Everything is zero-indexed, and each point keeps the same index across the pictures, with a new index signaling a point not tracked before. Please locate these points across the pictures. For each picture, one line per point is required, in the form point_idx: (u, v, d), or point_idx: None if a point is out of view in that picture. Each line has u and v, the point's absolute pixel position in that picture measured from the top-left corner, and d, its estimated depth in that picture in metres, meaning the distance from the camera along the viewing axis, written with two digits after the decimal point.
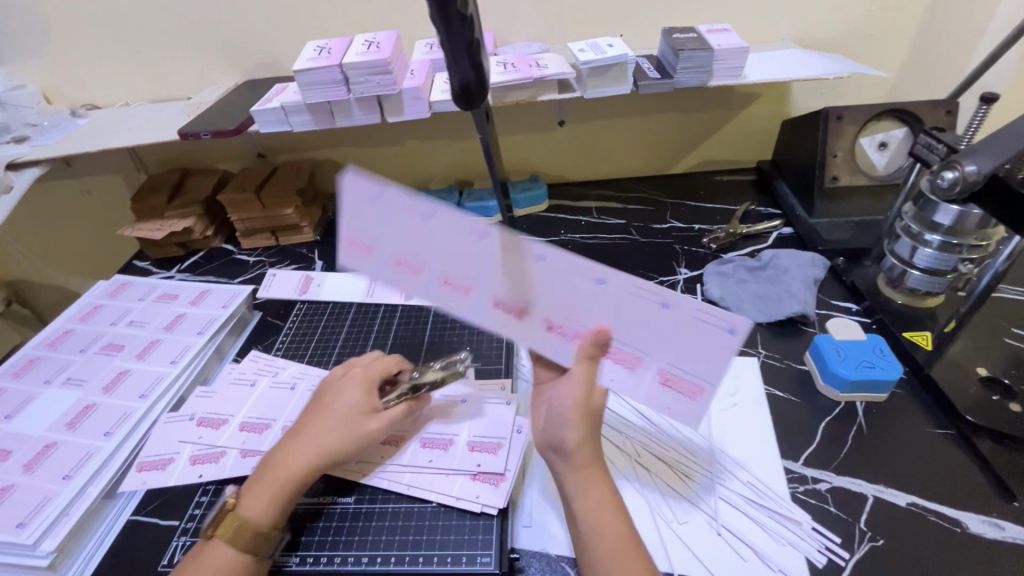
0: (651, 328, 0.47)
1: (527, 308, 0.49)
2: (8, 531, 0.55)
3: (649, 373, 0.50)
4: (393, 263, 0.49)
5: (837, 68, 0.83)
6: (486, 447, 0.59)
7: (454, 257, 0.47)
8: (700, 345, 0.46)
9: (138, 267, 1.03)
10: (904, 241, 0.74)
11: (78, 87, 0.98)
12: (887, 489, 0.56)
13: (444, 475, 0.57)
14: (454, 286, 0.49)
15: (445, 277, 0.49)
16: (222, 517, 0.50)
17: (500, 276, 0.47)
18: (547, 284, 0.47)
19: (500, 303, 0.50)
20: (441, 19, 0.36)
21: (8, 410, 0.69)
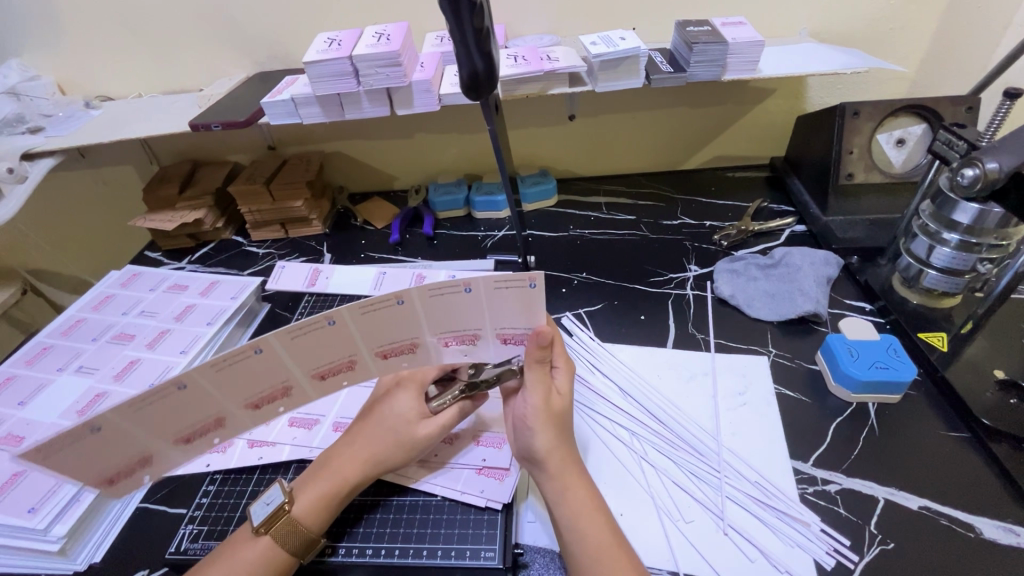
0: (493, 307, 0.49)
1: (477, 334, 0.53)
2: (19, 516, 0.55)
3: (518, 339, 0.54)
4: (319, 376, 0.54)
5: (856, 63, 0.82)
6: (491, 442, 0.59)
7: (370, 336, 0.51)
8: (522, 303, 0.49)
9: (149, 257, 1.04)
10: (921, 240, 0.72)
11: (93, 79, 0.99)
12: (899, 492, 0.55)
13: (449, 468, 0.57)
14: (396, 352, 0.53)
15: (381, 350, 0.53)
16: (276, 514, 0.49)
17: (427, 324, 0.51)
18: (479, 309, 0.49)
19: (450, 340, 0.53)
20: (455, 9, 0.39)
21: (21, 397, 0.70)
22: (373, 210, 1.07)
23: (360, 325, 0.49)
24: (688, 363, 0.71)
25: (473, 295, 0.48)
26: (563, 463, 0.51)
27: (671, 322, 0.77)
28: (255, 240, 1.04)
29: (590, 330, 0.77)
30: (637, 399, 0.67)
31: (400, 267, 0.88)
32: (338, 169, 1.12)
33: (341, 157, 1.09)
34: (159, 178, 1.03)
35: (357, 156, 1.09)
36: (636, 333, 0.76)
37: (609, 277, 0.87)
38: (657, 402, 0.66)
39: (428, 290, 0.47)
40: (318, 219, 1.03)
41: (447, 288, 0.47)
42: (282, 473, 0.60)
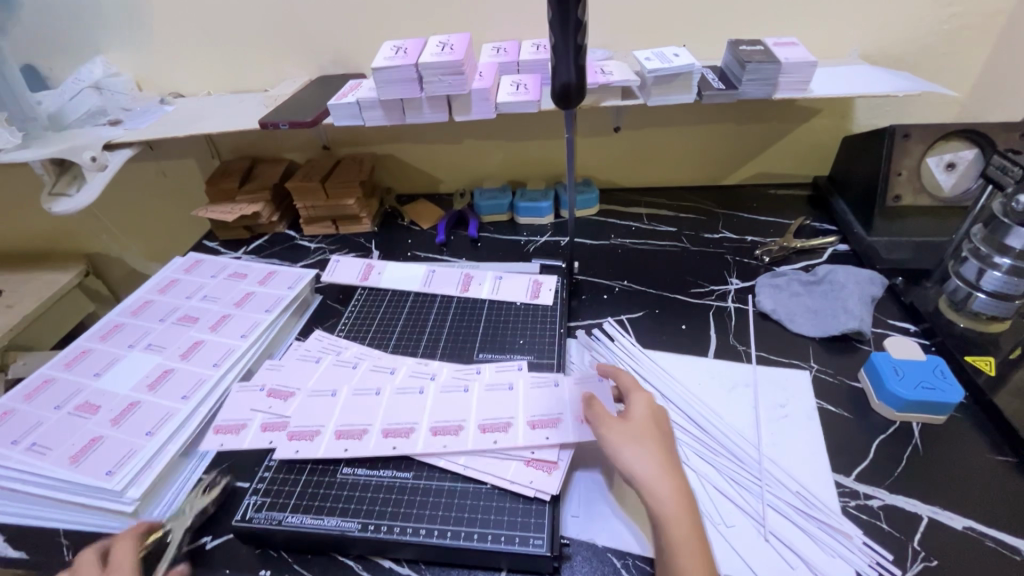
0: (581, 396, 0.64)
1: (560, 420, 0.61)
2: (99, 476, 0.60)
3: (570, 425, 0.60)
4: (431, 433, 0.61)
5: (908, 86, 0.82)
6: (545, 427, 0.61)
7: (465, 408, 0.64)
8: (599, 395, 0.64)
9: (207, 246, 1.10)
10: (970, 263, 0.73)
11: (168, 77, 1.06)
12: (943, 511, 0.56)
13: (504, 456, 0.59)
14: (494, 426, 0.61)
15: (482, 426, 0.62)
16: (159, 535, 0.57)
17: (517, 407, 0.63)
18: (517, 403, 0.64)
19: (536, 422, 0.61)
20: (560, 28, 0.51)
21: (96, 369, 0.75)
22: (420, 211, 1.11)
23: (478, 402, 0.65)
24: (730, 373, 0.72)
25: (556, 387, 0.65)
26: (664, 482, 0.51)
27: (713, 332, 0.79)
28: (307, 234, 1.09)
29: (632, 336, 0.79)
30: (679, 404, 0.68)
31: (447, 266, 0.91)
32: (388, 170, 1.16)
33: (392, 160, 1.14)
34: (221, 172, 1.09)
35: (407, 159, 1.13)
36: (677, 341, 0.78)
37: (650, 286, 0.88)
38: (698, 408, 0.67)
39: (532, 378, 0.67)
40: (368, 217, 1.07)
41: (499, 386, 0.67)
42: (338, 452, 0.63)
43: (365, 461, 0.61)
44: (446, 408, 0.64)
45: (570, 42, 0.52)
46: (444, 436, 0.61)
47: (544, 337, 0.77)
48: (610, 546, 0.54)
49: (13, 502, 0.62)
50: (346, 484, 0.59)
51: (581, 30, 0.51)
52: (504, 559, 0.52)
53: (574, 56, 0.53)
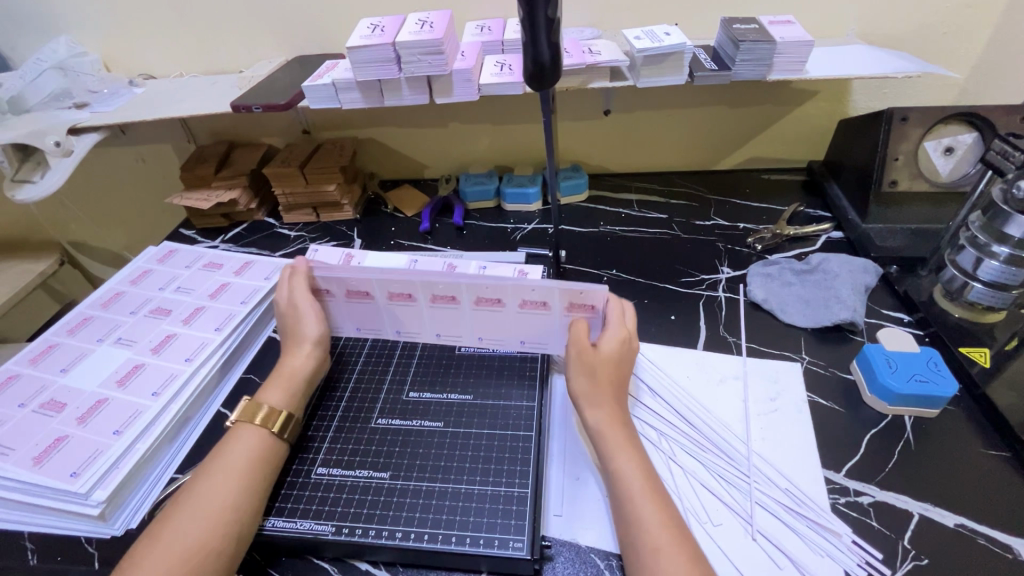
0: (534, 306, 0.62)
1: (500, 300, 0.62)
2: (62, 479, 0.58)
3: (512, 306, 0.62)
4: (429, 302, 0.64)
5: (908, 67, 0.79)
6: (581, 309, 0.60)
7: (443, 307, 0.65)
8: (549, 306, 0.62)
9: (183, 235, 1.06)
10: (968, 252, 0.71)
11: (138, 58, 1.01)
12: (935, 508, 0.54)
13: (540, 324, 0.64)
14: (441, 299, 0.63)
15: (433, 296, 0.63)
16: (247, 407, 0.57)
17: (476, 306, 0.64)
18: (465, 315, 0.65)
19: (480, 301, 0.62)
20: (527, 9, 0.48)
21: (63, 365, 0.72)
22: (404, 197, 1.07)
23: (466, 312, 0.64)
24: (720, 365, 0.70)
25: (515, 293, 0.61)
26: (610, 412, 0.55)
27: (703, 323, 0.77)
28: (286, 222, 1.05)
29: None
30: (668, 400, 0.66)
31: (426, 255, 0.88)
32: (370, 155, 1.12)
33: (374, 144, 1.10)
34: (197, 158, 1.05)
35: (390, 143, 1.09)
36: (665, 333, 0.76)
37: (640, 275, 0.86)
38: (686, 403, 0.65)
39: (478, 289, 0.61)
40: (349, 205, 1.04)
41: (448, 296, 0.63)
42: (320, 440, 0.60)
43: (340, 460, 0.58)
44: (438, 319, 0.66)
45: (539, 17, 0.49)
46: (437, 306, 0.64)
47: None
48: (595, 547, 0.52)
49: None
50: (321, 486, 0.56)
51: (554, 5, 0.48)
52: (483, 562, 0.50)
53: (542, 36, 0.50)
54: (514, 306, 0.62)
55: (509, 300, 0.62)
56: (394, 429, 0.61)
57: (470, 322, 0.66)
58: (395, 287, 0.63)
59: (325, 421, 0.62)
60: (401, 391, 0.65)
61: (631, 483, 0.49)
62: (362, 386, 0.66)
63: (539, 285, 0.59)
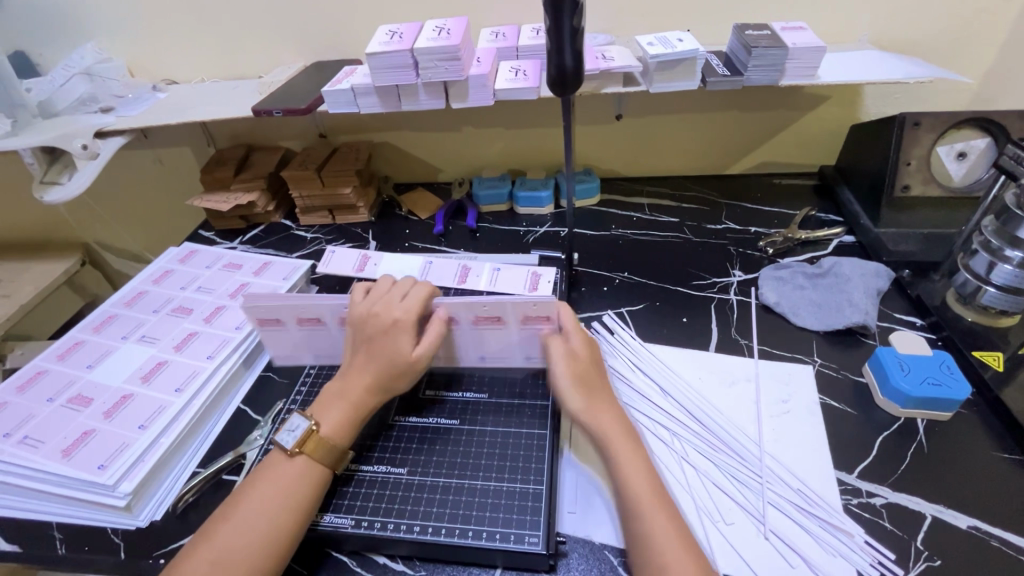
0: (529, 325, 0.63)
1: (501, 317, 0.62)
2: (91, 470, 0.59)
3: (572, 320, 0.62)
4: (477, 322, 0.63)
5: (920, 72, 0.80)
6: (537, 319, 0.62)
7: (497, 331, 0.64)
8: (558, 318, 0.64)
9: (203, 236, 1.08)
10: (981, 256, 0.72)
11: (161, 64, 1.04)
12: (948, 510, 0.55)
13: (501, 342, 0.65)
14: (487, 318, 0.63)
15: (478, 317, 0.63)
16: (307, 436, 0.55)
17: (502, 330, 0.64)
18: (509, 335, 0.65)
19: (530, 319, 0.62)
20: (554, 17, 0.50)
21: (90, 361, 0.74)
22: (418, 200, 1.09)
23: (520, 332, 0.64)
24: (731, 367, 0.71)
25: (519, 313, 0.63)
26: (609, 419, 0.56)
27: (715, 325, 0.77)
28: (303, 225, 1.07)
29: (632, 329, 0.77)
30: (680, 400, 0.67)
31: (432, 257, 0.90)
32: (385, 159, 1.14)
33: (389, 148, 1.12)
34: (217, 161, 1.08)
35: (405, 147, 1.11)
36: (676, 335, 0.76)
37: (652, 278, 0.87)
38: (698, 403, 0.66)
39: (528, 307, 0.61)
40: (364, 207, 1.06)
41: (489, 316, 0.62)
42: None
43: (358, 455, 0.60)
44: (483, 341, 0.66)
45: (564, 25, 0.50)
46: (489, 326, 0.63)
47: None
48: (607, 543, 0.53)
49: (6, 496, 0.62)
50: (340, 479, 0.58)
51: (578, 13, 0.50)
52: (498, 557, 0.51)
53: (566, 44, 0.52)
54: (516, 322, 0.62)
55: (510, 317, 0.62)
56: (410, 426, 0.62)
57: (519, 341, 0.65)
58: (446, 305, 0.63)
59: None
60: (417, 388, 0.67)
61: (638, 492, 0.50)
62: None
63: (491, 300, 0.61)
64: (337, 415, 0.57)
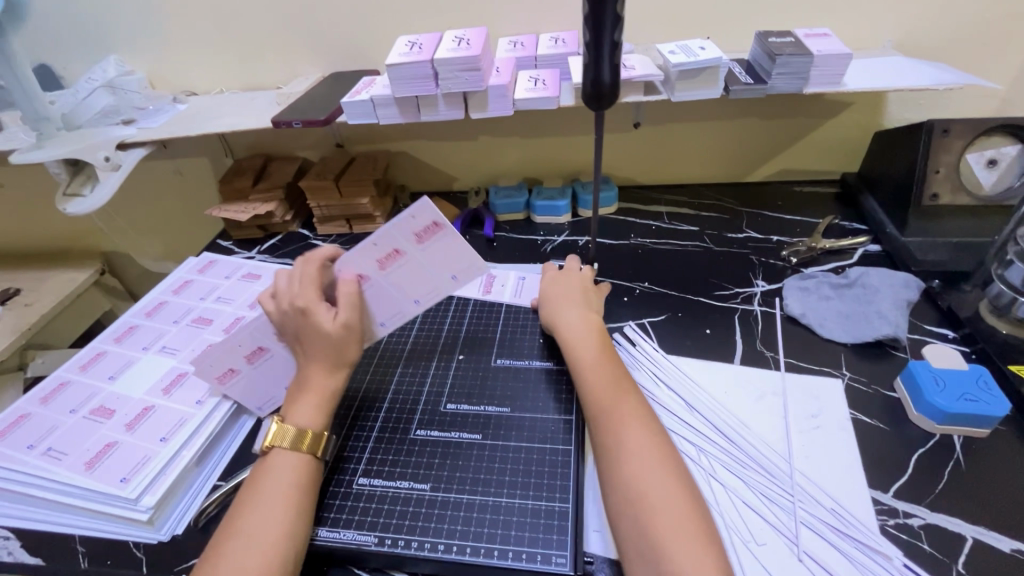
0: (408, 263, 0.63)
1: (390, 249, 0.62)
2: (113, 484, 0.59)
3: (409, 248, 0.62)
4: (380, 265, 0.62)
5: (949, 78, 0.78)
6: (427, 229, 0.61)
7: (415, 273, 0.63)
8: (436, 251, 0.62)
9: (221, 246, 1.09)
10: (1017, 266, 0.69)
11: (182, 75, 1.05)
12: (990, 532, 0.53)
13: (445, 252, 0.62)
14: (385, 257, 0.62)
15: (376, 259, 0.62)
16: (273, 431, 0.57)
17: (409, 266, 0.63)
18: (430, 263, 0.63)
19: (382, 258, 0.62)
20: (596, 34, 0.50)
21: (111, 372, 0.75)
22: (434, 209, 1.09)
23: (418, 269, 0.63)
24: (758, 380, 0.69)
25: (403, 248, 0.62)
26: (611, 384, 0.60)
27: (739, 337, 0.76)
28: (320, 234, 1.08)
29: (654, 341, 0.76)
30: (706, 415, 0.65)
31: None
32: (402, 168, 1.14)
33: (406, 157, 1.12)
34: (235, 171, 1.08)
35: (422, 156, 1.11)
36: (700, 347, 0.75)
37: (673, 288, 0.86)
38: (725, 418, 0.64)
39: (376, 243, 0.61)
40: (381, 216, 1.06)
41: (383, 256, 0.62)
42: (361, 448, 0.62)
43: (380, 470, 0.59)
44: (423, 279, 0.64)
45: (604, 40, 0.50)
46: (393, 266, 0.63)
47: None
48: None
49: (28, 508, 0.62)
50: (363, 496, 0.57)
51: (618, 27, 0.50)
52: None
53: (605, 59, 0.52)
54: (412, 245, 0.62)
55: (404, 244, 0.61)
56: (433, 440, 0.61)
57: (429, 266, 0.63)
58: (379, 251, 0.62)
59: (365, 430, 0.63)
60: (439, 402, 0.66)
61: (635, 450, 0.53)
62: (398, 398, 0.67)
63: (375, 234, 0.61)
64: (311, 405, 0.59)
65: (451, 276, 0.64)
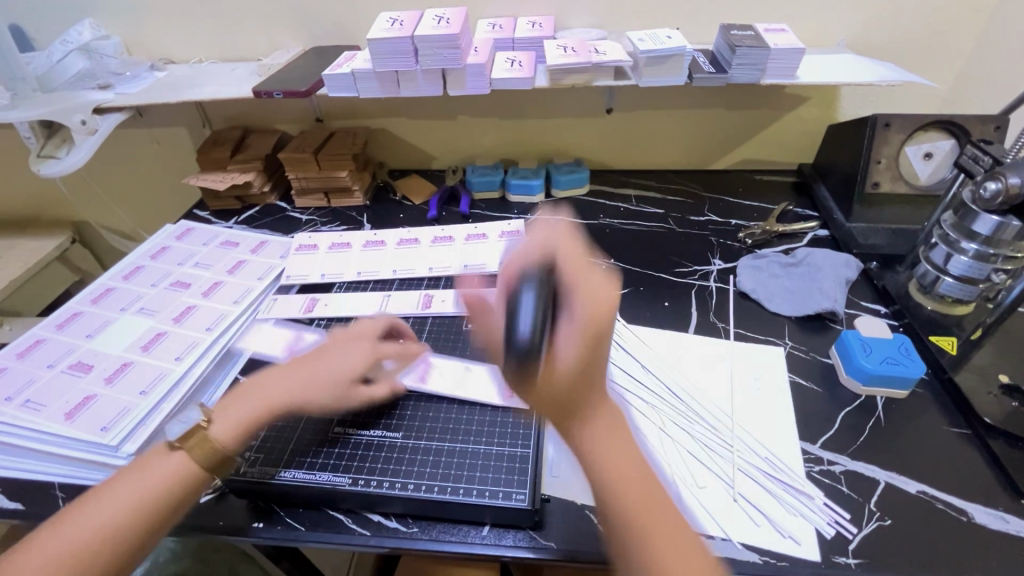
0: (480, 246, 0.89)
1: (485, 233, 0.91)
2: (95, 432, 0.62)
3: (490, 238, 0.90)
4: (466, 238, 0.90)
5: (892, 76, 0.85)
6: (512, 233, 0.91)
7: (478, 252, 0.87)
8: (504, 246, 0.88)
9: (198, 215, 1.10)
10: (940, 248, 0.76)
11: (159, 43, 1.05)
12: (900, 477, 0.60)
13: (507, 248, 0.88)
14: (474, 235, 0.91)
15: (468, 234, 0.91)
16: (194, 431, 0.54)
17: (481, 246, 0.89)
18: (492, 250, 0.87)
19: (471, 234, 0.91)
20: None
21: (88, 331, 0.76)
22: (412, 186, 1.12)
23: (486, 251, 0.87)
24: (708, 347, 0.75)
25: (485, 235, 0.91)
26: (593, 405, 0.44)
27: (694, 310, 0.82)
28: (298, 206, 1.10)
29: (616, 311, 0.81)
30: (660, 377, 0.71)
31: (426, 229, 0.93)
32: (381, 145, 1.16)
33: (385, 134, 1.14)
34: (213, 141, 1.09)
35: (401, 134, 1.14)
36: (659, 318, 0.81)
37: (636, 265, 0.91)
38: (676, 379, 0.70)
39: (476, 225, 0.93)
40: (359, 191, 1.08)
41: (478, 238, 0.90)
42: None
43: (357, 421, 0.62)
44: (474, 255, 0.87)
45: None
46: (472, 238, 0.90)
47: None
48: (588, 503, 0.57)
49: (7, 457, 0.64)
50: (337, 442, 0.61)
51: None
52: (488, 513, 0.55)
53: None
54: (496, 236, 0.90)
55: (492, 233, 0.91)
56: (405, 395, 0.65)
57: (492, 251, 0.87)
58: (474, 231, 0.92)
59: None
60: None
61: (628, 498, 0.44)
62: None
63: (483, 224, 0.93)
64: (236, 423, 0.55)
65: (502, 264, 0.85)
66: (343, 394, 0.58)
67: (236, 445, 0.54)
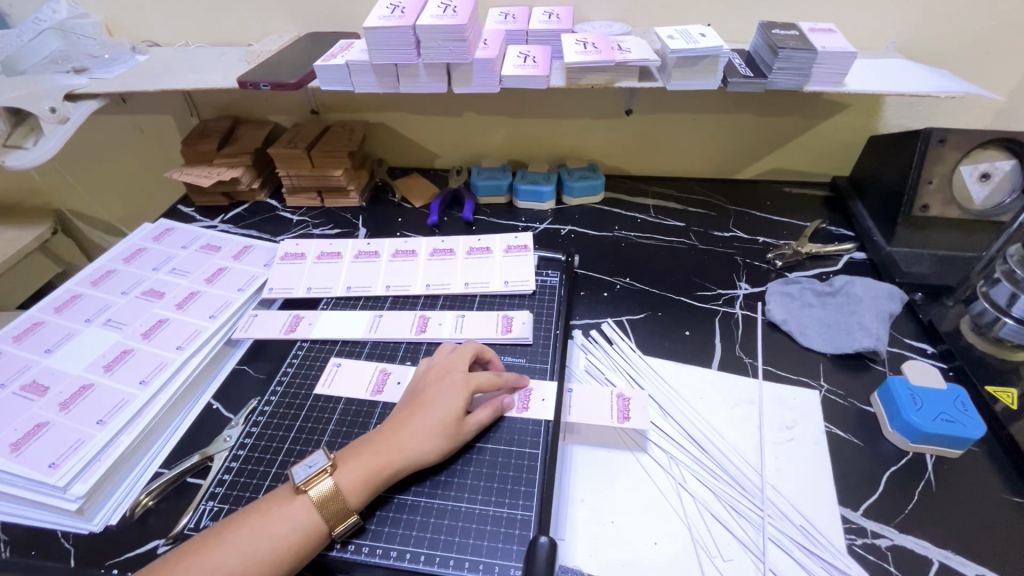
0: (483, 261, 0.81)
1: (489, 247, 0.83)
2: (40, 470, 0.55)
3: (494, 253, 0.82)
4: (468, 251, 0.83)
5: (951, 86, 0.75)
6: (518, 247, 0.83)
7: (480, 267, 0.80)
8: (510, 263, 0.80)
9: (182, 212, 1.02)
10: (1004, 285, 0.72)
11: (142, 23, 0.96)
12: (956, 556, 0.52)
13: (513, 265, 0.80)
14: (476, 249, 0.83)
15: (470, 247, 0.83)
16: (319, 476, 0.51)
17: (484, 261, 0.81)
18: (495, 267, 0.79)
19: (473, 247, 0.83)
20: None
21: (48, 345, 0.69)
22: (413, 187, 1.03)
23: (489, 267, 0.80)
24: (732, 387, 0.67)
25: (488, 249, 0.83)
26: None
27: (718, 341, 0.73)
28: (290, 206, 1.02)
29: (631, 340, 0.73)
30: (678, 422, 0.64)
31: (425, 240, 0.86)
32: (380, 141, 1.08)
33: (385, 130, 1.06)
34: (200, 132, 1.01)
35: (402, 130, 1.05)
36: (679, 349, 0.72)
37: (654, 286, 0.83)
38: (698, 426, 0.63)
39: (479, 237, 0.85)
40: (355, 191, 1.00)
41: (481, 252, 0.82)
42: (318, 439, 0.60)
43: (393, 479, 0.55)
44: (476, 271, 0.79)
45: None
46: (475, 252, 0.82)
47: (538, 332, 0.70)
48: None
49: None
50: None
51: None
52: None
53: None
54: (501, 251, 0.82)
55: (497, 248, 0.83)
56: None
57: (496, 267, 0.80)
58: (477, 243, 0.84)
59: (320, 425, 0.61)
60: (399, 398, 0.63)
61: None
62: (353, 397, 0.64)
63: (486, 236, 0.85)
64: (357, 475, 0.51)
65: (506, 283, 0.77)
66: (455, 429, 0.55)
67: (360, 500, 0.50)
